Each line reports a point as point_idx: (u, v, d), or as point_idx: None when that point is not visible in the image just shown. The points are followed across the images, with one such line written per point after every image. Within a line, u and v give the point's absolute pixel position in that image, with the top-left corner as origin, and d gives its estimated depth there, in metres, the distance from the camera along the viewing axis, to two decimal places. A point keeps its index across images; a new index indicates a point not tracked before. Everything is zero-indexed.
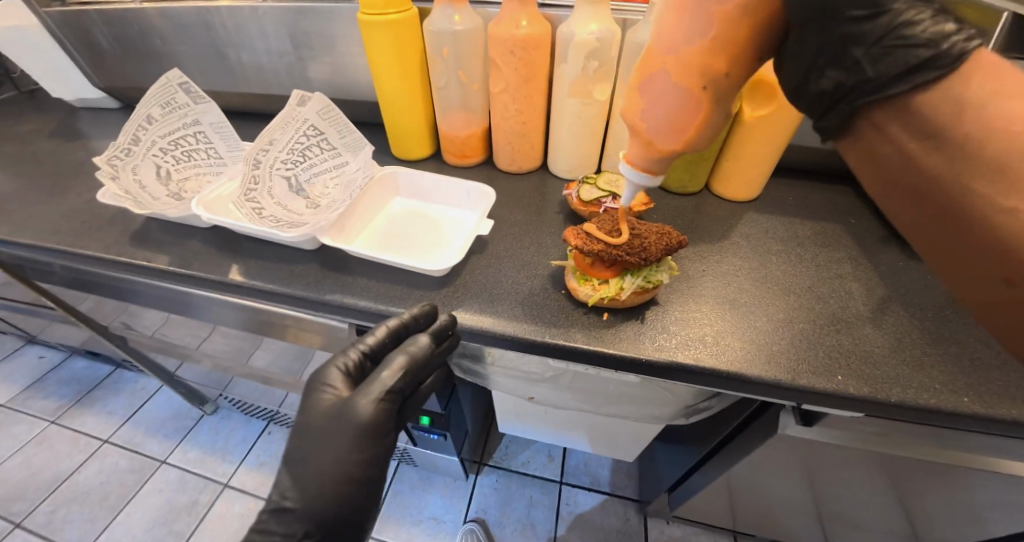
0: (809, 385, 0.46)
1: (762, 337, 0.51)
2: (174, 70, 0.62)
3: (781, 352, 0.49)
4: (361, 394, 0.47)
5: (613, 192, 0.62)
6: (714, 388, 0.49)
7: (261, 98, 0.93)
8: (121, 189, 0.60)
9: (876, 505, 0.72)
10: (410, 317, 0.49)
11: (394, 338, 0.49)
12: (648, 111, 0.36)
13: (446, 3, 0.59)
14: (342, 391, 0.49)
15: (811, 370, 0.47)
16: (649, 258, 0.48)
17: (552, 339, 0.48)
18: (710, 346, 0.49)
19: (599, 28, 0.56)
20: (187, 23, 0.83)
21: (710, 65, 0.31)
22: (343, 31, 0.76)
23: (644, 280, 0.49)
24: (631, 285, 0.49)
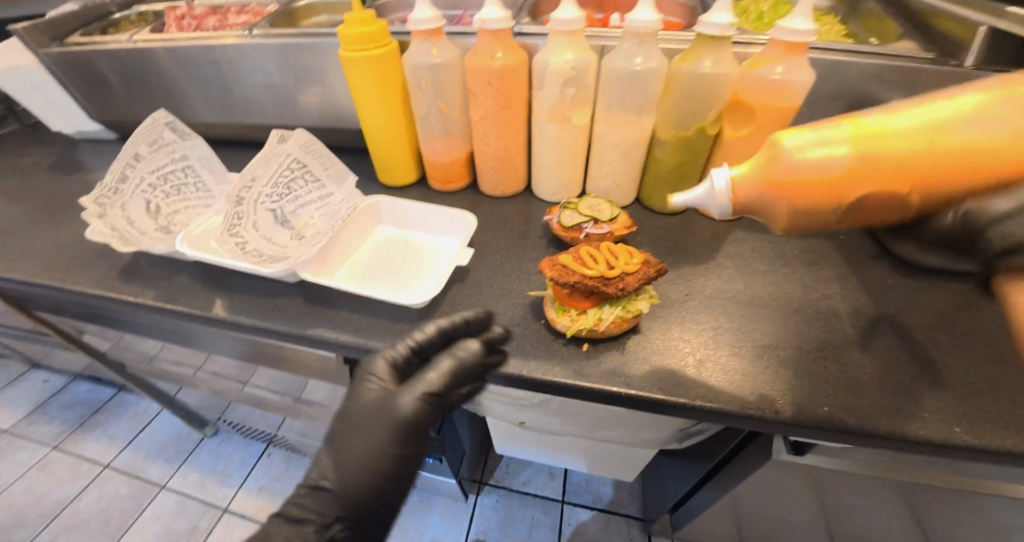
0: (790, 417, 0.45)
1: (746, 366, 0.50)
2: (159, 110, 0.63)
3: (766, 383, 0.48)
4: (405, 390, 0.47)
5: (594, 217, 0.62)
6: (693, 421, 0.48)
7: (253, 128, 0.94)
8: (108, 226, 0.61)
9: (880, 527, 0.70)
10: (463, 319, 0.49)
11: (443, 338, 0.48)
12: (805, 157, 0.37)
13: (424, 37, 0.59)
14: (389, 383, 0.47)
15: (793, 403, 0.46)
16: (628, 287, 0.48)
17: (531, 373, 0.47)
18: (693, 376, 0.48)
19: (574, 57, 0.57)
20: (179, 58, 0.85)
21: (901, 183, 0.35)
22: (328, 62, 0.78)
23: (622, 310, 0.49)
24: (609, 316, 0.49)
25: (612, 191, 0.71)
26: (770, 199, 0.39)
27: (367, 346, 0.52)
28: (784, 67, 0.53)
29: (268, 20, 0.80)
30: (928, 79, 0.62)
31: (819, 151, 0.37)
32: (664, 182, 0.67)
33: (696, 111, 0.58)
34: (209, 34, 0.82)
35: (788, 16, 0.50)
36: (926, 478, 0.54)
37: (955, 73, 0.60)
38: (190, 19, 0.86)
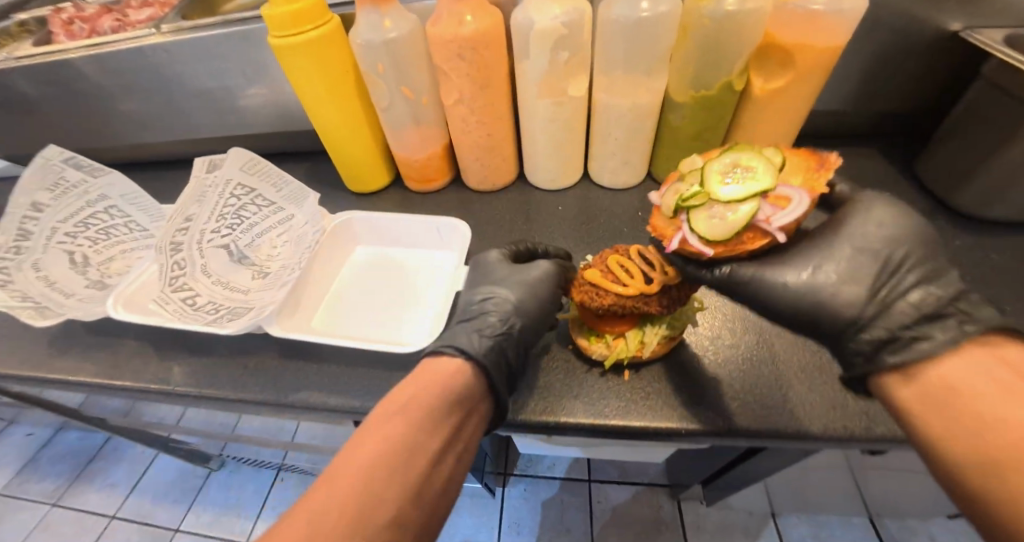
0: (820, 431, 0.37)
1: (779, 368, 0.41)
2: (50, 145, 0.53)
3: (809, 391, 0.39)
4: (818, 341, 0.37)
5: (763, 192, 0.33)
6: (713, 445, 0.40)
7: (194, 144, 0.80)
8: (18, 293, 0.49)
9: (923, 482, 0.68)
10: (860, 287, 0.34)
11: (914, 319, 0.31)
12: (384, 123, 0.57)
13: (371, 6, 0.47)
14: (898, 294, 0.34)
15: (830, 412, 0.38)
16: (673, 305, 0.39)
17: (556, 418, 0.40)
18: (727, 393, 0.40)
19: (564, 10, 0.44)
20: (71, 69, 0.68)
21: (335, 55, 0.52)
22: (264, 56, 0.64)
23: (669, 328, 0.41)
24: (652, 340, 0.41)
25: (620, 171, 0.60)
26: (335, 91, 0.54)
27: (361, 409, 0.43)
28: None
29: (177, 12, 0.65)
30: None
31: (285, 8, 0.47)
32: (682, 152, 0.57)
33: (715, 59, 0.48)
34: (106, 37, 0.66)
35: None
36: None
37: None
38: (81, 23, 0.70)
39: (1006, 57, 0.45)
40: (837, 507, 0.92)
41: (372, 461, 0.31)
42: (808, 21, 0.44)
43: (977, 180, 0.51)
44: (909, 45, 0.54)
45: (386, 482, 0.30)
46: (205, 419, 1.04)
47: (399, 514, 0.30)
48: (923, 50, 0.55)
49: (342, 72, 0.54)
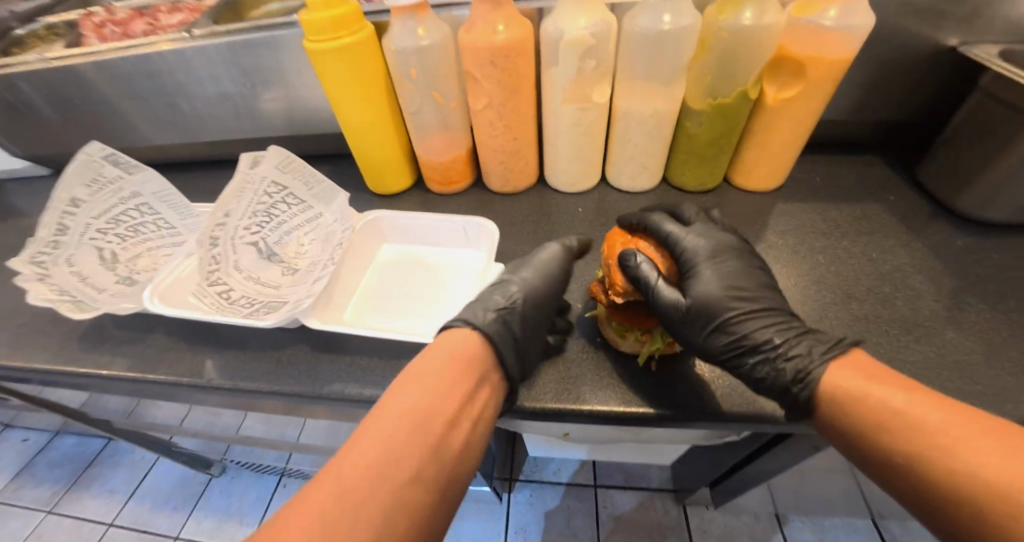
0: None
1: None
2: (94, 141, 0.54)
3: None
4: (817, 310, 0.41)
5: None
6: (741, 429, 0.42)
7: (215, 146, 0.81)
8: (55, 287, 0.50)
9: None
10: None
11: None
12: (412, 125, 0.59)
13: (407, 15, 0.49)
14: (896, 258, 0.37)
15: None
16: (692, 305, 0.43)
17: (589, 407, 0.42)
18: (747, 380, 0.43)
19: (592, 21, 0.47)
20: (100, 71, 0.69)
21: (369, 60, 0.54)
22: (293, 62, 0.66)
23: None
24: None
25: (636, 176, 0.63)
26: (366, 94, 0.56)
27: None
28: (837, 11, 0.45)
29: (208, 17, 0.67)
30: (990, 7, 0.52)
31: (325, 14, 0.49)
32: (698, 157, 0.59)
33: (731, 70, 0.51)
34: (137, 40, 0.67)
35: None
36: None
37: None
38: (112, 27, 0.72)
39: (1003, 70, 0.48)
40: (841, 509, 0.94)
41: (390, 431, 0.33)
42: (820, 35, 0.47)
43: (978, 184, 0.54)
44: (911, 59, 0.57)
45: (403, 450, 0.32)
46: (212, 422, 1.04)
47: (410, 500, 0.31)
48: (924, 64, 0.58)
49: (375, 76, 0.56)
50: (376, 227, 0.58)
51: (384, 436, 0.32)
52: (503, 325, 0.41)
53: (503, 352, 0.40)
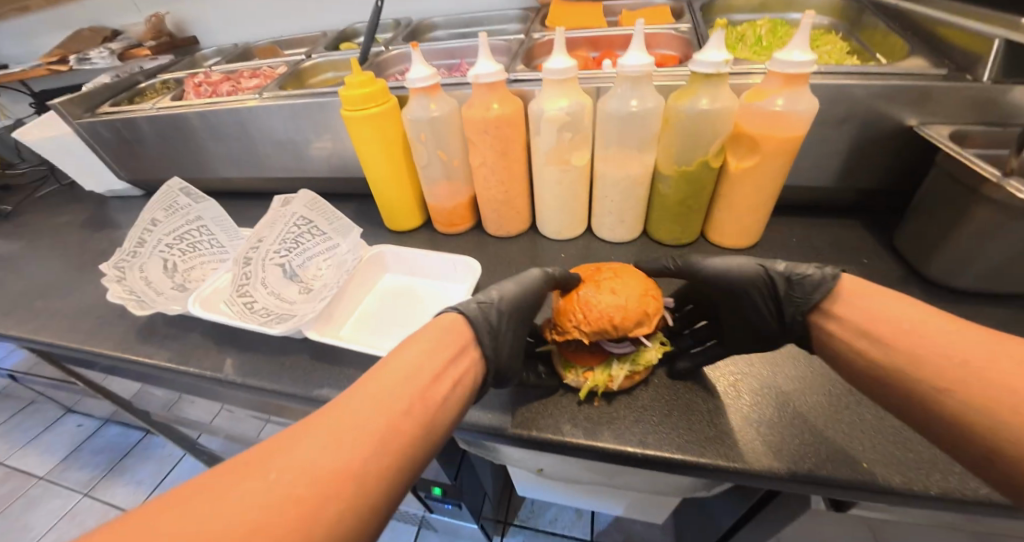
0: (775, 470, 0.42)
1: (740, 411, 0.47)
2: (175, 177, 0.69)
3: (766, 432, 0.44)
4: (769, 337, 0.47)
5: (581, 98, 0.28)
6: (681, 475, 0.45)
7: (270, 181, 0.96)
8: (126, 288, 0.63)
9: None
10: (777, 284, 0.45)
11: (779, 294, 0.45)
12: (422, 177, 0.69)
13: (421, 94, 0.61)
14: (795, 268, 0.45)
15: (782, 454, 0.43)
16: (631, 347, 0.49)
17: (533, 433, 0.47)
18: (683, 427, 0.46)
19: (568, 102, 0.56)
20: (191, 120, 0.87)
21: (390, 125, 0.66)
22: (336, 119, 0.80)
23: (632, 364, 0.49)
24: (620, 373, 0.48)
25: (617, 229, 0.69)
26: (385, 152, 0.68)
27: None
28: (784, 99, 0.51)
29: (277, 82, 0.84)
30: (946, 97, 0.56)
31: (356, 92, 0.61)
32: (671, 216, 0.65)
33: (695, 145, 0.58)
34: (224, 97, 0.85)
35: (786, 48, 0.49)
36: (973, 525, 0.49)
37: (971, 89, 0.55)
38: (207, 86, 0.91)
39: (953, 152, 0.52)
40: None
41: (370, 408, 0.36)
42: (769, 118, 0.53)
43: (941, 254, 0.56)
44: (877, 139, 0.62)
45: (381, 424, 0.35)
46: (234, 424, 1.14)
47: (389, 461, 0.35)
48: (890, 143, 0.62)
49: (394, 138, 0.67)
50: (381, 262, 0.68)
51: (363, 410, 0.36)
52: (483, 316, 0.47)
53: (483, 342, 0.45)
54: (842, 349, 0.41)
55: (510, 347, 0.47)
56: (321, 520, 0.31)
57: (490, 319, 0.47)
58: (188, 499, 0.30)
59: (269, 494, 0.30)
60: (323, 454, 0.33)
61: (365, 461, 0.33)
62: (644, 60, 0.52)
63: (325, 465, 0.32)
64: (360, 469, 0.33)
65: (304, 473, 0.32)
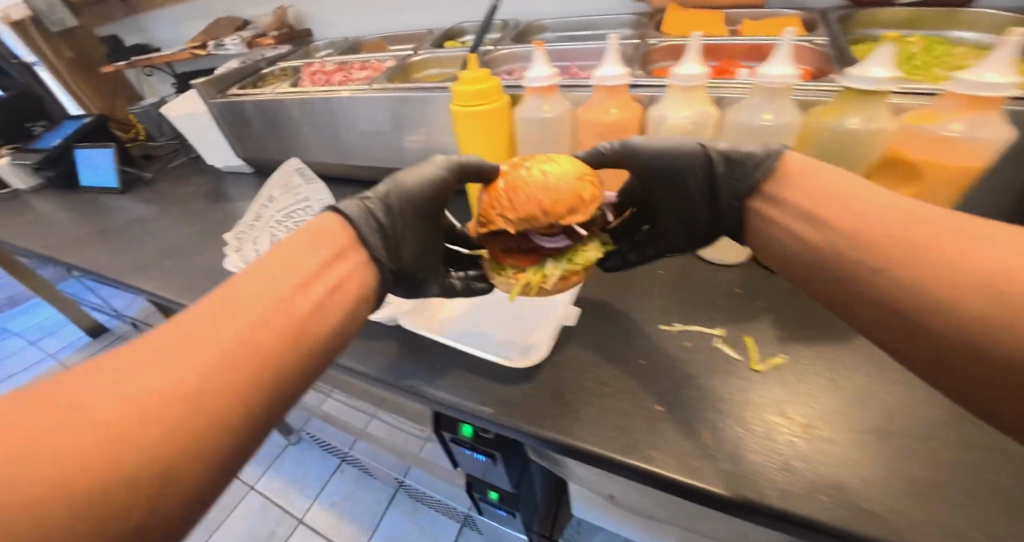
0: None
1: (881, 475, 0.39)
2: (294, 158, 0.73)
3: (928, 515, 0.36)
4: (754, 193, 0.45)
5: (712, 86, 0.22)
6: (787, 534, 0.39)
7: (367, 170, 1.00)
8: (242, 260, 0.68)
9: None
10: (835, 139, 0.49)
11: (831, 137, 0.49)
12: None
13: (536, 94, 0.60)
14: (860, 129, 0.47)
15: None
16: (565, 244, 0.56)
17: (615, 456, 0.43)
18: (797, 479, 0.39)
19: (692, 111, 0.53)
20: (306, 107, 0.93)
21: (498, 124, 0.65)
22: (439, 114, 0.81)
23: (576, 266, 0.56)
24: (555, 271, 0.56)
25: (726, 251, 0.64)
26: (490, 150, 0.67)
27: (456, 404, 0.51)
28: (963, 122, 0.44)
29: (387, 75, 0.87)
30: None
31: (470, 88, 0.61)
32: None
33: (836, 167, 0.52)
34: (337, 87, 0.90)
35: (973, 70, 0.41)
36: None
37: None
38: (322, 75, 0.96)
39: None
40: None
41: (193, 326, 0.33)
42: (940, 143, 0.45)
43: None
44: None
45: (226, 334, 0.32)
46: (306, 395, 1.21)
47: (246, 374, 0.31)
48: None
49: (500, 137, 0.67)
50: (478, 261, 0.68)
51: (203, 326, 0.33)
52: (366, 214, 0.46)
53: (372, 250, 0.44)
54: (806, 268, 0.37)
55: (414, 239, 0.49)
56: (206, 414, 0.29)
57: (376, 217, 0.46)
58: (23, 416, 0.26)
59: (138, 398, 0.28)
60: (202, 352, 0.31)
61: (215, 371, 0.30)
62: (788, 73, 0.47)
63: (166, 379, 0.29)
64: (204, 383, 0.30)
65: (145, 389, 0.28)
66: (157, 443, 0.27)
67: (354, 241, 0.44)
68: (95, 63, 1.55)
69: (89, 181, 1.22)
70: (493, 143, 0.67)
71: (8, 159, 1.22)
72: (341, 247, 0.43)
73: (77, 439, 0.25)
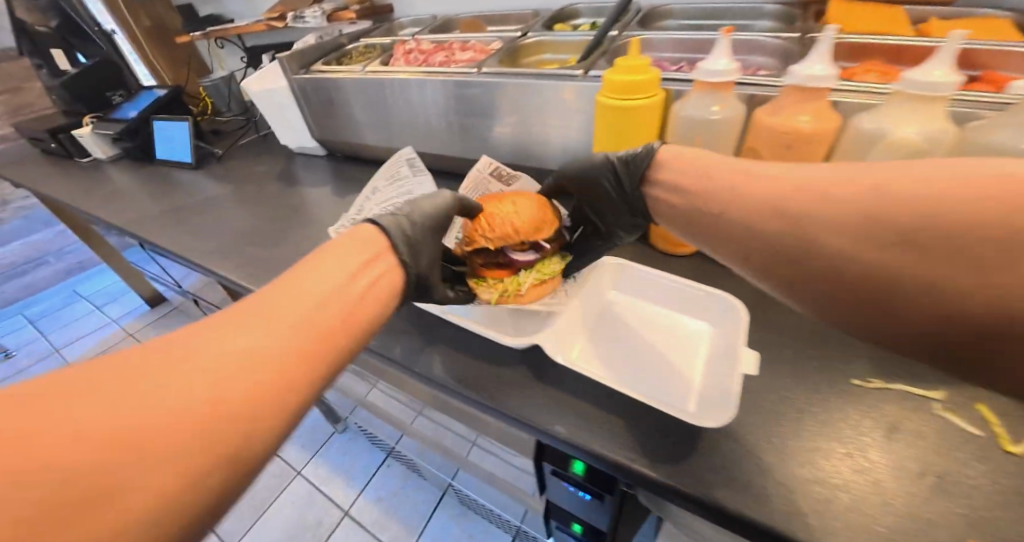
0: None
1: None
2: (410, 149, 0.65)
3: None
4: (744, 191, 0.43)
5: None
6: None
7: (455, 162, 0.93)
8: None
9: None
10: None
11: None
12: None
13: (709, 90, 0.51)
14: None
15: None
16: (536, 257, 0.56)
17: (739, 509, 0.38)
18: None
19: (927, 126, 0.42)
20: (400, 89, 0.85)
21: (649, 123, 0.56)
22: (555, 105, 0.72)
23: (539, 274, 0.56)
24: (527, 279, 0.55)
25: None
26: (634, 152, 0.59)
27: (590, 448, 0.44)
28: None
29: (497, 58, 0.79)
30: None
31: (628, 79, 0.53)
32: None
33: None
34: (437, 69, 0.82)
35: None
36: None
37: None
38: (418, 55, 0.89)
39: None
40: None
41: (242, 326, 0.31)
42: None
43: None
44: None
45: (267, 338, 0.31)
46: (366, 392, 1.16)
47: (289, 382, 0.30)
48: None
49: (648, 137, 0.58)
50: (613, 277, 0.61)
51: (249, 328, 0.31)
52: (399, 221, 0.44)
53: (400, 251, 0.42)
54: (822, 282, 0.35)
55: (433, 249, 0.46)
56: (229, 423, 0.27)
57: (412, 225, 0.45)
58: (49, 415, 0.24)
59: (165, 400, 0.26)
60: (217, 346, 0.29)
61: (261, 376, 0.29)
62: None
63: (208, 382, 0.28)
64: (245, 391, 0.28)
65: (186, 392, 0.27)
66: (197, 454, 0.26)
67: (385, 245, 0.42)
68: (171, 32, 1.52)
69: (164, 154, 1.19)
70: (639, 144, 0.58)
71: (88, 127, 1.21)
72: (376, 253, 0.41)
73: (88, 435, 0.24)
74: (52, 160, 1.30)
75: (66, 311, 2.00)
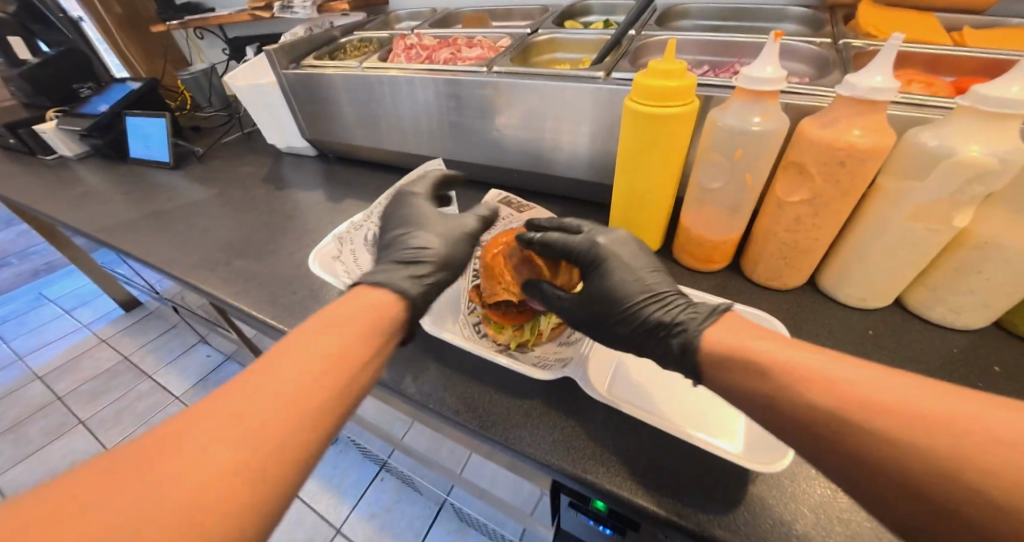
0: None
1: None
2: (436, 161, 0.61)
3: None
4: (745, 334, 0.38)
5: None
6: None
7: (458, 166, 0.87)
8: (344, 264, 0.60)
9: None
10: None
11: None
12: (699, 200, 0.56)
13: (752, 98, 0.46)
14: None
15: None
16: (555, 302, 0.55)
17: None
18: None
19: (997, 146, 0.39)
20: (401, 87, 0.79)
21: (683, 132, 0.52)
22: (572, 109, 0.67)
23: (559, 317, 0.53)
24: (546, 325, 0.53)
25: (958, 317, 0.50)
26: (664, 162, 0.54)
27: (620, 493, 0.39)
28: None
29: (507, 57, 0.73)
30: None
31: (665, 84, 0.48)
32: None
33: None
34: (441, 67, 0.76)
35: None
36: None
37: None
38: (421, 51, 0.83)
39: None
40: None
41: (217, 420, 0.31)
42: None
43: None
44: None
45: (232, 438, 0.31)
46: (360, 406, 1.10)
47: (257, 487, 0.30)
48: None
49: (679, 147, 0.53)
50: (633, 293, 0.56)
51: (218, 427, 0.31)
52: (415, 280, 0.47)
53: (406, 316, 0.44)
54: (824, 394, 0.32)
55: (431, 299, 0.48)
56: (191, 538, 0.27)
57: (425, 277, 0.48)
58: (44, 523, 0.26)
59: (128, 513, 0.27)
60: (200, 453, 0.30)
61: (229, 478, 0.29)
62: None
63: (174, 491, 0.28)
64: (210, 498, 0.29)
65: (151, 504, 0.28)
66: None
67: (378, 318, 0.42)
68: (146, 20, 1.42)
69: (139, 153, 1.10)
70: (671, 154, 0.53)
71: (53, 122, 1.11)
72: (364, 329, 0.40)
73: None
74: (14, 158, 1.20)
75: (31, 316, 1.87)
